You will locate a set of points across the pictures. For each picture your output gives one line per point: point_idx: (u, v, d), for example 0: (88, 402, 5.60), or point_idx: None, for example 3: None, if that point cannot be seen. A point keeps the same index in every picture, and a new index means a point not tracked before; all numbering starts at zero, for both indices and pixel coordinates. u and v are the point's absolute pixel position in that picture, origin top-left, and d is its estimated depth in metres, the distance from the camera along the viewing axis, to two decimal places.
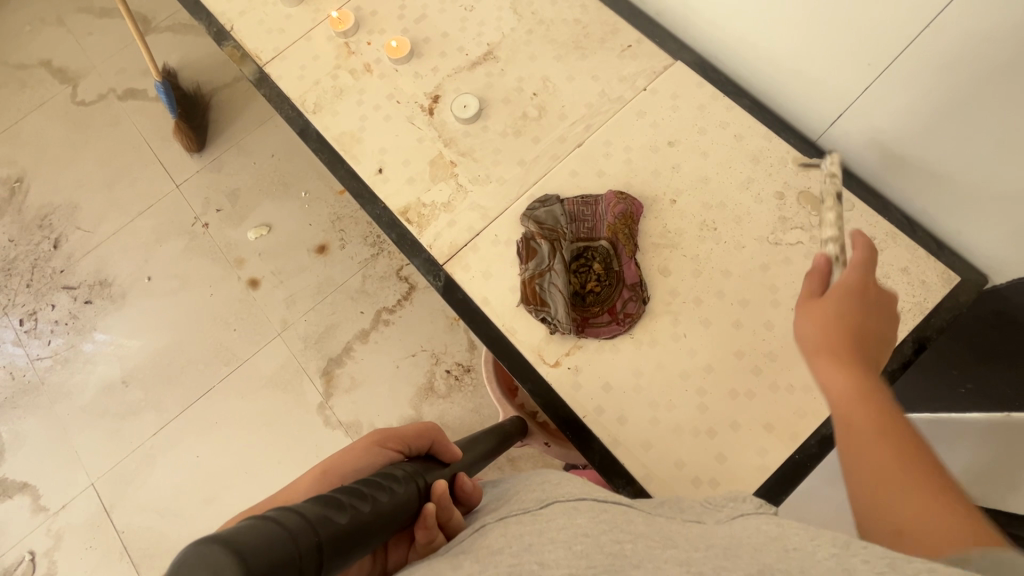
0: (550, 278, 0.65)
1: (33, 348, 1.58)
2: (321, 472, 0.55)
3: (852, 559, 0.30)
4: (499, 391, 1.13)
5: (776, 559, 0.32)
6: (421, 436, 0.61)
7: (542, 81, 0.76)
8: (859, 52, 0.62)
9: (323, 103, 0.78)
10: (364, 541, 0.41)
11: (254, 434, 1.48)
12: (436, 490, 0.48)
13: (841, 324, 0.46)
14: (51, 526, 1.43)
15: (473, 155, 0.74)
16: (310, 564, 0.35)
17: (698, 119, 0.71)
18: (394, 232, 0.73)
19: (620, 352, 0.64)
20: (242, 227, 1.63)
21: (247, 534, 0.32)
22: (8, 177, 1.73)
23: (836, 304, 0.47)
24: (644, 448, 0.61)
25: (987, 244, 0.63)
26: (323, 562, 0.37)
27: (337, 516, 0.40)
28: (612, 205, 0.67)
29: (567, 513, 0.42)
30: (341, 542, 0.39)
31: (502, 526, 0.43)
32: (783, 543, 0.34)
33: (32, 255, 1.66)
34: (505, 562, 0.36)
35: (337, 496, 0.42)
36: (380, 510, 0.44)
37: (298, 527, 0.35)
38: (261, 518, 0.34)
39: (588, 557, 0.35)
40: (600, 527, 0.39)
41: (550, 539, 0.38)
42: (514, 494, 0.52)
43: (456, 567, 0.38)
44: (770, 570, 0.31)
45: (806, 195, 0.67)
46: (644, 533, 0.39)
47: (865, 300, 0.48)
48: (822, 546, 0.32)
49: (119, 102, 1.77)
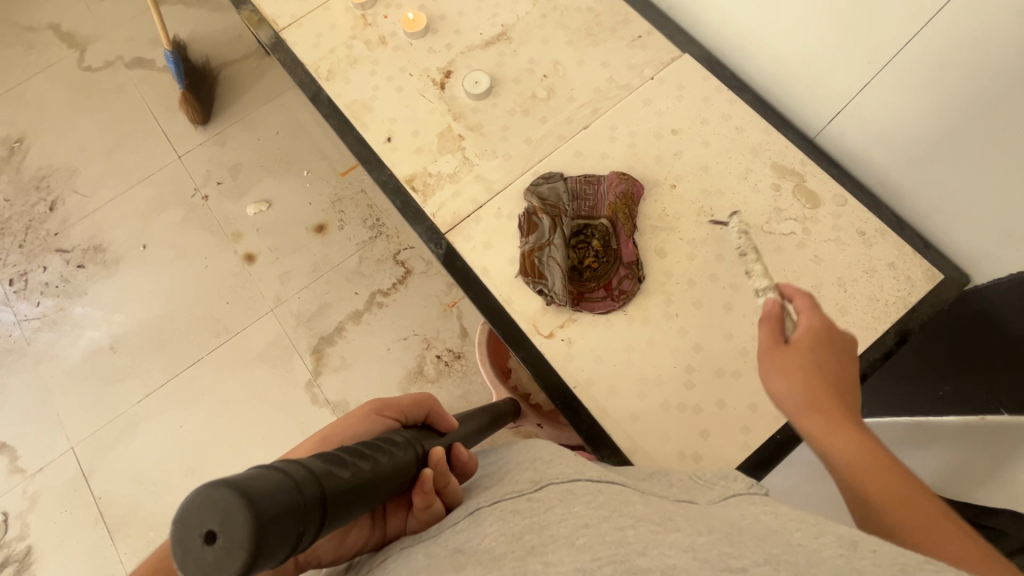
0: (549, 251, 0.67)
1: (20, 308, 1.57)
2: (322, 439, 0.59)
3: (861, 563, 0.32)
4: (493, 373, 1.14)
5: (782, 551, 0.34)
6: (418, 405, 0.63)
7: (553, 65, 0.78)
8: (860, 50, 0.64)
9: (336, 71, 0.80)
10: (366, 496, 0.42)
11: (238, 407, 1.47)
12: (433, 457, 0.50)
13: (817, 377, 0.48)
14: (27, 489, 1.42)
15: (481, 130, 0.75)
16: (313, 512, 0.36)
17: (701, 110, 0.74)
18: (399, 199, 0.74)
19: (613, 328, 0.66)
20: (241, 201, 1.63)
21: (253, 478, 0.33)
22: (8, 136, 1.72)
23: (804, 353, 0.50)
24: (631, 421, 0.63)
25: (972, 244, 0.65)
26: (326, 513, 0.37)
27: (340, 471, 0.40)
28: (614, 185, 0.69)
29: (564, 500, 0.44)
30: (343, 496, 0.39)
31: (501, 517, 0.44)
32: (785, 537, 0.37)
33: (27, 215, 1.65)
34: (510, 565, 0.37)
35: (341, 454, 0.42)
36: (379, 470, 0.45)
37: (302, 477, 0.36)
38: (267, 468, 0.35)
39: (592, 551, 0.36)
40: (600, 513, 0.41)
41: (551, 537, 0.39)
42: (510, 473, 0.54)
43: (460, 568, 0.38)
44: (776, 562, 0.33)
45: (802, 188, 0.69)
46: (643, 515, 0.40)
47: (826, 342, 0.51)
48: (826, 545, 0.35)
49: (126, 70, 1.77)
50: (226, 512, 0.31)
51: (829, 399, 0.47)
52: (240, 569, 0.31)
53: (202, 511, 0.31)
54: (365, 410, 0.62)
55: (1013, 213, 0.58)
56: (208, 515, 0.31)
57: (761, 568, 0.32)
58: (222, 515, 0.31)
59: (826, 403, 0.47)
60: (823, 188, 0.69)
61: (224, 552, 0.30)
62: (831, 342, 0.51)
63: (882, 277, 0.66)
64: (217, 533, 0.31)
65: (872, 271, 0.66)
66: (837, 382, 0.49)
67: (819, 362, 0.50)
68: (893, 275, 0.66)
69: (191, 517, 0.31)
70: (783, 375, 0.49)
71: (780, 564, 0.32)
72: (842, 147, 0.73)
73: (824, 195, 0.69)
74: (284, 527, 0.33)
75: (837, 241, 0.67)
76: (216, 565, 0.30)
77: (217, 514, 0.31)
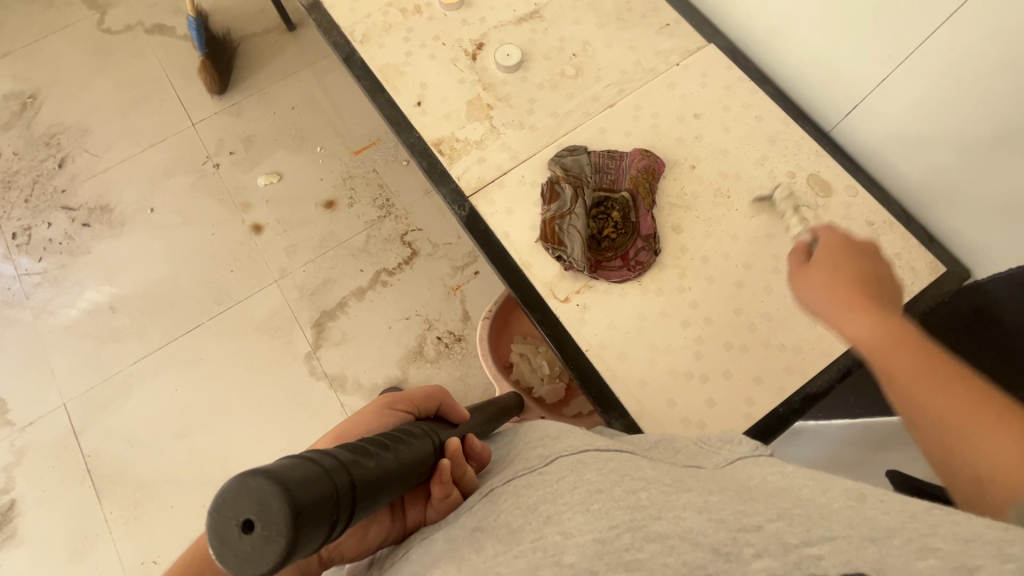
0: (570, 219, 0.69)
1: (22, 262, 1.56)
2: (337, 435, 0.61)
3: (872, 512, 0.31)
4: (494, 368, 1.14)
5: (792, 505, 0.34)
6: (430, 397, 0.64)
7: (582, 44, 0.80)
8: (881, 44, 0.67)
9: (371, 35, 0.82)
10: (393, 486, 0.42)
11: (235, 375, 1.47)
12: (451, 447, 0.50)
13: (846, 285, 0.51)
14: (15, 443, 1.40)
15: (510, 101, 0.78)
16: (346, 502, 0.35)
17: (724, 97, 0.76)
18: (425, 161, 0.76)
19: (627, 297, 0.68)
20: (252, 172, 1.64)
21: (287, 466, 0.32)
22: (21, 92, 1.72)
23: (829, 268, 0.52)
24: (639, 385, 0.65)
25: (975, 238, 0.68)
26: (357, 503, 0.36)
27: (367, 460, 0.39)
28: (636, 161, 0.71)
29: (574, 468, 0.43)
30: (372, 485, 0.38)
31: (515, 493, 0.43)
32: (795, 493, 0.36)
33: (34, 170, 1.64)
34: (529, 537, 0.36)
35: (366, 444, 0.41)
36: (402, 461, 0.43)
37: (334, 465, 0.35)
38: (299, 456, 0.34)
39: (609, 516, 0.35)
40: (611, 479, 0.40)
41: (566, 505, 0.38)
42: (517, 455, 0.54)
43: (480, 549, 0.38)
44: (789, 517, 0.32)
45: (816, 177, 0.72)
46: (655, 478, 0.40)
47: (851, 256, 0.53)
48: (835, 498, 0.34)
49: (146, 35, 1.78)
50: (264, 499, 0.30)
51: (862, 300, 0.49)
52: (279, 557, 0.30)
53: (236, 500, 0.30)
54: (378, 405, 0.64)
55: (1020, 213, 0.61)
56: (245, 503, 0.30)
57: (775, 524, 0.31)
58: (260, 502, 0.30)
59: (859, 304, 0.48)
60: (836, 178, 0.72)
61: (263, 540, 0.30)
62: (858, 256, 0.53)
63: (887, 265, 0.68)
64: (255, 521, 0.30)
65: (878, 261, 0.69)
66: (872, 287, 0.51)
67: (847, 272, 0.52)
68: (897, 264, 0.69)
69: (226, 505, 0.30)
70: (815, 291, 0.52)
71: (794, 517, 0.32)
72: (855, 141, 0.77)
73: (836, 184, 0.72)
74: (320, 516, 0.32)
75: (847, 228, 0.70)
76: (254, 553, 0.30)
77: (254, 502, 0.30)
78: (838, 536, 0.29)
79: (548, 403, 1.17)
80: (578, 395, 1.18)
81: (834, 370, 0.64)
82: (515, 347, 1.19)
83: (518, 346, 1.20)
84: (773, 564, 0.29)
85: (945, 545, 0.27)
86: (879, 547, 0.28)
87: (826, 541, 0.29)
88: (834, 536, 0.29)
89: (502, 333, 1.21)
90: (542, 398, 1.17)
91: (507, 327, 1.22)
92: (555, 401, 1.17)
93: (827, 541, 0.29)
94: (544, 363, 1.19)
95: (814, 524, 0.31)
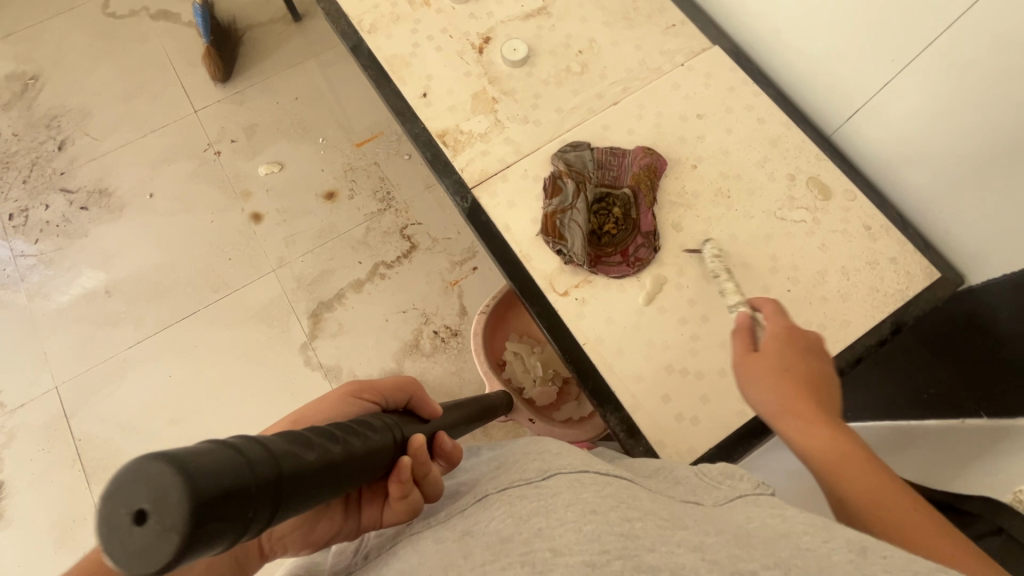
0: (571, 214, 0.70)
1: (17, 244, 1.55)
2: (294, 421, 0.55)
3: (870, 566, 0.30)
4: (487, 364, 1.12)
5: (790, 554, 0.33)
6: (400, 389, 0.59)
7: (588, 42, 0.81)
8: (884, 49, 0.67)
9: (378, 25, 0.82)
10: (336, 484, 0.37)
11: (231, 363, 1.46)
12: (413, 445, 0.46)
13: (787, 381, 0.53)
14: (5, 425, 1.40)
15: (515, 95, 0.78)
16: (268, 498, 0.30)
17: (727, 98, 0.77)
18: (428, 152, 0.77)
19: (626, 292, 0.69)
20: (253, 161, 1.63)
21: (200, 451, 0.27)
22: (23, 73, 1.71)
23: (772, 361, 0.55)
24: (635, 380, 0.65)
25: (973, 238, 0.68)
26: (283, 500, 0.32)
27: (307, 453, 0.34)
28: (638, 158, 0.72)
29: (571, 486, 0.42)
30: (307, 479, 0.34)
31: (507, 501, 0.43)
32: (793, 543, 0.34)
33: (34, 152, 1.63)
34: (518, 550, 0.35)
35: (310, 434, 0.36)
36: (351, 453, 0.39)
37: (260, 456, 0.30)
38: (220, 442, 0.29)
39: (600, 541, 0.34)
40: (608, 502, 0.39)
41: (558, 520, 0.37)
42: (512, 466, 0.52)
43: (468, 555, 0.37)
44: (785, 565, 0.31)
45: (816, 180, 0.73)
46: (651, 510, 0.39)
47: (794, 347, 0.55)
48: (836, 550, 0.33)
49: (150, 20, 1.77)
50: (162, 489, 0.25)
51: (803, 396, 0.52)
52: (172, 557, 0.26)
53: (131, 487, 0.26)
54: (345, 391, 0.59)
55: (1013, 229, 0.62)
56: (139, 491, 0.25)
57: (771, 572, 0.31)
58: (156, 492, 0.25)
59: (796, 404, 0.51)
60: (835, 182, 0.73)
61: (154, 537, 0.25)
62: (800, 349, 0.55)
63: (883, 269, 0.69)
64: (148, 514, 0.25)
65: (875, 264, 0.70)
66: (808, 381, 0.53)
67: (789, 366, 0.54)
68: (894, 269, 0.69)
69: (120, 492, 0.26)
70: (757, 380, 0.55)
71: (790, 567, 0.31)
72: (854, 145, 0.78)
73: (836, 188, 0.73)
74: (229, 514, 0.27)
75: (844, 232, 0.71)
76: (143, 551, 0.25)
77: (150, 491, 0.25)
78: None
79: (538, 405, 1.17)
80: (568, 399, 1.19)
81: None
82: (509, 346, 1.18)
83: (512, 344, 1.20)
84: None
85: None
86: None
87: None
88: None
89: (497, 329, 1.20)
90: (533, 400, 1.16)
91: (502, 324, 1.21)
92: (545, 403, 1.17)
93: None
94: (537, 365, 1.18)
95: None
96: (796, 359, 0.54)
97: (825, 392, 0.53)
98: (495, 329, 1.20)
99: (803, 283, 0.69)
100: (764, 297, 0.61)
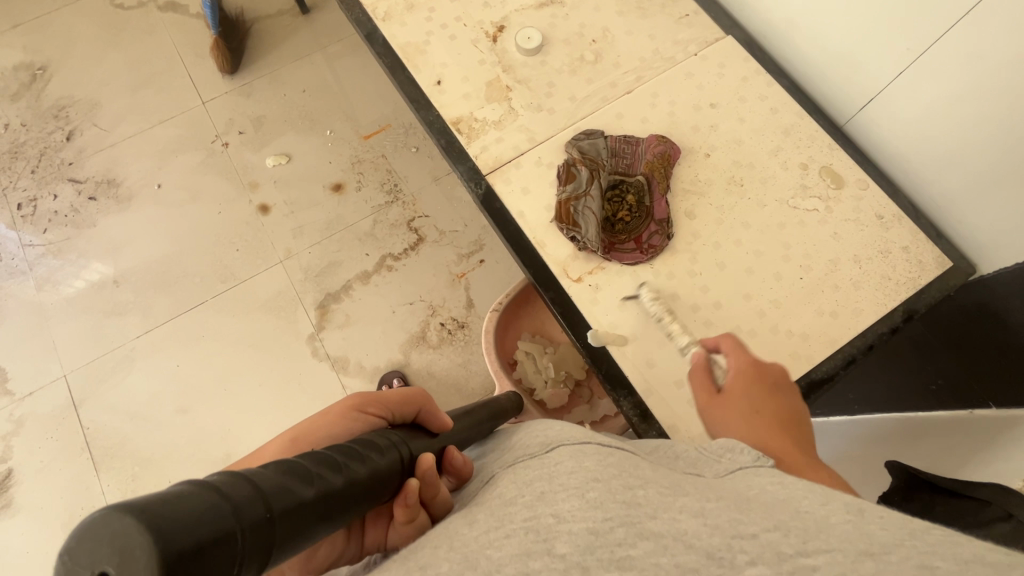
0: (585, 201, 0.70)
1: (25, 234, 1.56)
2: (292, 439, 0.51)
3: (869, 525, 0.32)
4: (498, 363, 1.12)
5: (790, 517, 0.33)
6: (407, 402, 0.55)
7: (602, 31, 0.81)
8: (899, 38, 0.67)
9: (393, 14, 0.82)
10: (332, 517, 0.37)
11: (238, 353, 1.47)
12: (423, 465, 0.45)
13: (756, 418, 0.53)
14: (14, 413, 1.40)
15: (529, 83, 0.78)
16: (254, 543, 0.30)
17: (740, 88, 0.77)
18: (442, 139, 0.77)
19: (639, 279, 0.69)
20: (261, 152, 1.63)
21: (171, 503, 0.26)
22: (31, 64, 1.71)
23: (740, 400, 0.55)
24: (648, 365, 0.66)
25: (983, 224, 0.68)
26: (272, 542, 0.31)
27: (300, 489, 0.34)
28: (652, 146, 0.73)
29: (574, 455, 0.42)
30: (299, 518, 0.33)
31: (511, 474, 0.44)
32: (794, 505, 0.35)
33: (42, 142, 1.64)
34: (521, 515, 0.36)
35: (305, 465, 0.36)
36: (353, 481, 0.39)
37: (244, 498, 0.30)
38: (196, 483, 0.28)
39: (602, 508, 0.34)
40: (610, 471, 0.39)
41: (561, 486, 0.38)
42: (514, 444, 0.53)
43: (472, 522, 0.38)
44: (785, 528, 0.32)
45: (829, 169, 0.73)
46: (653, 479, 0.39)
47: (758, 382, 0.56)
48: (834, 512, 0.33)
49: (158, 12, 1.77)
50: (127, 548, 0.24)
51: (775, 434, 0.51)
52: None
53: (94, 545, 0.25)
54: (345, 403, 0.54)
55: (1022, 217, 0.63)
56: (101, 553, 0.24)
57: (771, 534, 0.31)
58: (121, 553, 0.24)
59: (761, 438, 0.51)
60: (848, 171, 0.73)
61: None
62: (762, 383, 0.56)
63: (895, 257, 0.70)
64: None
65: (887, 253, 0.70)
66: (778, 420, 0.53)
67: (754, 403, 0.54)
68: (906, 257, 0.70)
69: (82, 551, 0.25)
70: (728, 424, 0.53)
71: (790, 529, 0.32)
72: (868, 135, 0.78)
73: (847, 176, 0.73)
74: (211, 566, 0.26)
75: (856, 222, 0.71)
76: None
77: (114, 552, 0.24)
78: (835, 548, 0.29)
79: (549, 407, 1.17)
80: (580, 403, 1.20)
81: (838, 359, 0.66)
82: (521, 346, 1.18)
83: (525, 343, 1.20)
84: (768, 571, 0.28)
85: (943, 564, 0.27)
86: (874, 562, 0.28)
87: (820, 552, 0.29)
88: (830, 548, 0.29)
89: (508, 329, 1.20)
90: (544, 402, 1.17)
91: (514, 321, 1.21)
92: (556, 407, 1.17)
93: (824, 552, 0.29)
94: (550, 365, 1.18)
95: (810, 536, 0.31)
96: (760, 394, 0.55)
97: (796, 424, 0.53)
98: (508, 327, 1.20)
99: (815, 271, 0.70)
100: (725, 334, 0.62)
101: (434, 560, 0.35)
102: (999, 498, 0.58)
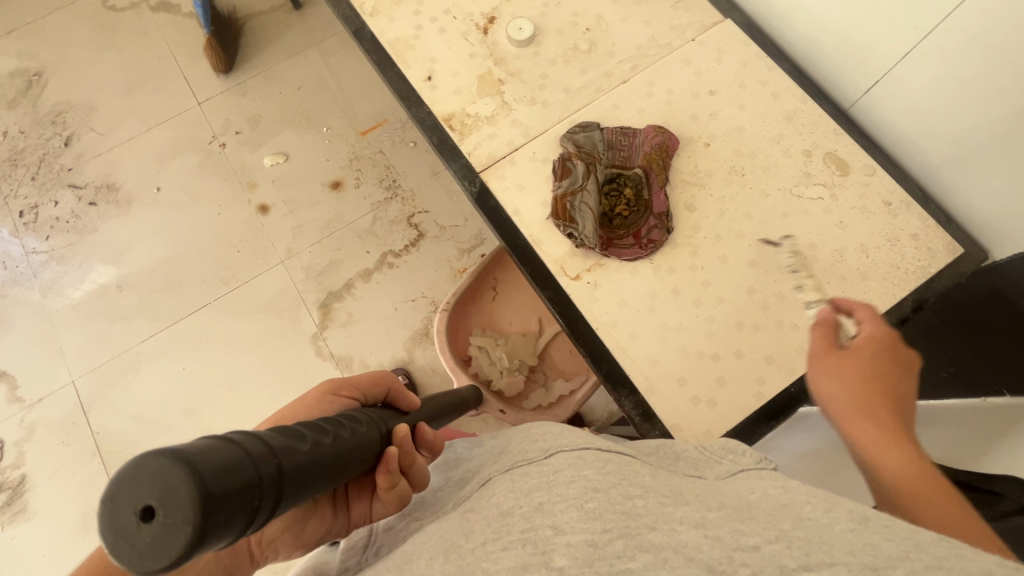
0: (582, 197, 0.68)
1: (28, 241, 1.56)
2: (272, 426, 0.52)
3: (873, 535, 0.29)
4: (453, 360, 1.11)
5: (793, 526, 0.32)
6: (377, 383, 0.56)
7: (596, 19, 0.79)
8: (906, 15, 0.64)
9: (381, 8, 0.80)
10: (330, 474, 0.36)
11: (243, 353, 1.47)
12: (399, 434, 0.45)
13: (871, 383, 0.51)
14: (25, 419, 1.41)
15: (522, 76, 0.76)
16: (269, 493, 0.30)
17: (740, 74, 0.75)
18: (435, 136, 0.76)
19: (639, 274, 0.68)
20: (259, 152, 1.62)
21: (199, 448, 0.27)
22: (27, 69, 1.70)
23: (860, 361, 0.53)
24: (649, 363, 0.65)
25: (990, 197, 0.65)
26: (282, 492, 0.31)
27: (301, 445, 0.34)
28: (650, 137, 0.71)
29: (573, 463, 0.41)
30: (305, 473, 0.33)
31: (509, 480, 0.43)
32: (796, 512, 0.34)
33: (41, 148, 1.63)
34: (518, 527, 0.35)
35: (301, 427, 0.36)
36: (342, 446, 0.38)
37: (259, 451, 0.30)
38: (217, 437, 0.28)
39: (602, 519, 0.33)
40: (609, 479, 0.38)
41: (560, 496, 0.37)
42: (511, 447, 0.52)
43: (469, 532, 0.37)
44: (788, 539, 0.30)
45: (833, 156, 0.71)
46: (652, 487, 0.38)
47: (888, 352, 0.53)
48: (838, 520, 0.32)
49: (151, 12, 1.76)
50: (167, 483, 0.25)
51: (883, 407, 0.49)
52: (185, 549, 0.25)
53: (135, 484, 0.25)
54: (319, 392, 0.55)
55: None
56: (144, 488, 0.25)
57: (773, 547, 0.29)
58: (161, 487, 0.25)
59: (868, 407, 0.50)
60: (853, 157, 0.71)
61: (164, 530, 0.25)
62: (895, 355, 0.53)
63: (904, 246, 0.68)
64: (156, 509, 0.25)
65: (895, 241, 0.68)
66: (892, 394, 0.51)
67: (877, 371, 0.52)
68: (915, 246, 0.68)
69: (123, 492, 0.25)
70: (834, 379, 0.53)
71: (792, 541, 0.30)
72: (874, 119, 0.75)
73: (853, 163, 0.71)
74: (236, 506, 0.27)
75: (862, 209, 0.69)
76: (153, 546, 0.25)
77: (156, 486, 0.25)
78: (839, 562, 0.27)
79: (506, 395, 1.16)
80: (535, 388, 1.18)
81: None
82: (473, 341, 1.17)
83: (477, 338, 1.19)
84: None
85: None
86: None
87: (824, 566, 0.27)
88: (835, 561, 0.27)
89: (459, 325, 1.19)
90: (501, 391, 1.16)
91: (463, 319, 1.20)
92: (514, 394, 1.16)
93: (828, 566, 0.27)
94: (503, 356, 1.17)
95: (813, 548, 0.29)
96: (886, 367, 0.52)
97: (908, 405, 0.51)
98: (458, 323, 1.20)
99: (820, 262, 0.68)
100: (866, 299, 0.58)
101: (429, 570, 0.34)
102: (1011, 490, 0.58)
